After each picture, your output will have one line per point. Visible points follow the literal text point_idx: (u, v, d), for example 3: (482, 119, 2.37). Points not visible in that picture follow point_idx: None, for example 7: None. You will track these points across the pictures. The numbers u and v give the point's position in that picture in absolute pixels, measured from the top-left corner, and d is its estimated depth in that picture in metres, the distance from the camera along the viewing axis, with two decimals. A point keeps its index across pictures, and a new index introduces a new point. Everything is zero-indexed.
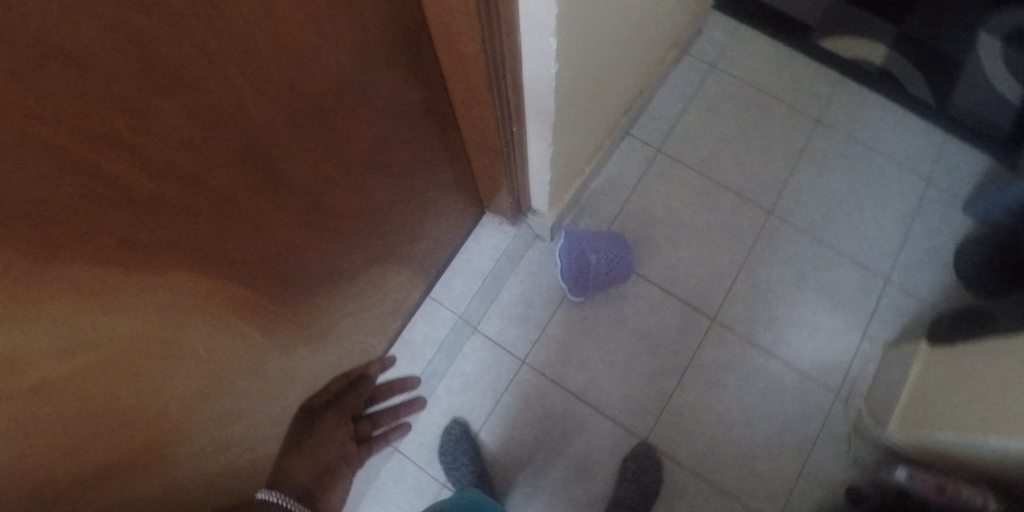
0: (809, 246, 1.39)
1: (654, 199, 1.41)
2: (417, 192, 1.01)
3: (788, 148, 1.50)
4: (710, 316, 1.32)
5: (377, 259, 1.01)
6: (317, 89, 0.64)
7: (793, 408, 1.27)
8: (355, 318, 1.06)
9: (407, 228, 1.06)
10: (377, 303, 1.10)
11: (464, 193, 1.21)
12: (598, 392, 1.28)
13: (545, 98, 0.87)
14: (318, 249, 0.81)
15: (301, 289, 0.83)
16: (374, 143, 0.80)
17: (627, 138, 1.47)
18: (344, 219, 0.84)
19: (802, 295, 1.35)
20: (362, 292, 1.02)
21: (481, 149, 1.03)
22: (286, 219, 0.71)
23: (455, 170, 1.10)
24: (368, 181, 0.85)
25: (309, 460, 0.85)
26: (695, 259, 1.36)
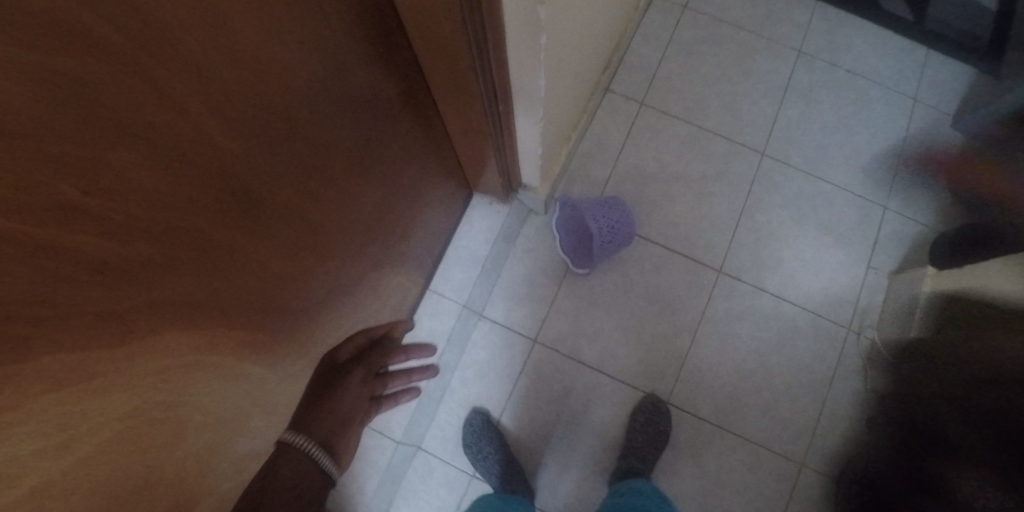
0: (806, 183, 1.37)
1: (645, 155, 1.35)
2: (405, 187, 0.95)
3: (774, 84, 1.44)
4: (716, 268, 1.30)
5: (374, 265, 0.95)
6: (290, 102, 0.56)
7: (808, 349, 1.27)
8: (359, 328, 1.01)
9: (399, 228, 1.00)
10: (379, 308, 1.05)
11: (451, 179, 1.14)
12: (614, 362, 1.26)
13: (532, 78, 0.80)
14: (315, 270, 0.75)
15: (302, 316, 0.78)
16: (357, 150, 0.74)
17: (609, 95, 1.40)
18: (336, 236, 0.78)
19: (805, 235, 1.33)
20: (364, 302, 0.97)
21: (465, 133, 0.96)
22: (278, 248, 0.65)
23: (439, 157, 1.03)
24: (355, 191, 0.78)
25: (331, 414, 0.81)
26: (694, 212, 1.32)
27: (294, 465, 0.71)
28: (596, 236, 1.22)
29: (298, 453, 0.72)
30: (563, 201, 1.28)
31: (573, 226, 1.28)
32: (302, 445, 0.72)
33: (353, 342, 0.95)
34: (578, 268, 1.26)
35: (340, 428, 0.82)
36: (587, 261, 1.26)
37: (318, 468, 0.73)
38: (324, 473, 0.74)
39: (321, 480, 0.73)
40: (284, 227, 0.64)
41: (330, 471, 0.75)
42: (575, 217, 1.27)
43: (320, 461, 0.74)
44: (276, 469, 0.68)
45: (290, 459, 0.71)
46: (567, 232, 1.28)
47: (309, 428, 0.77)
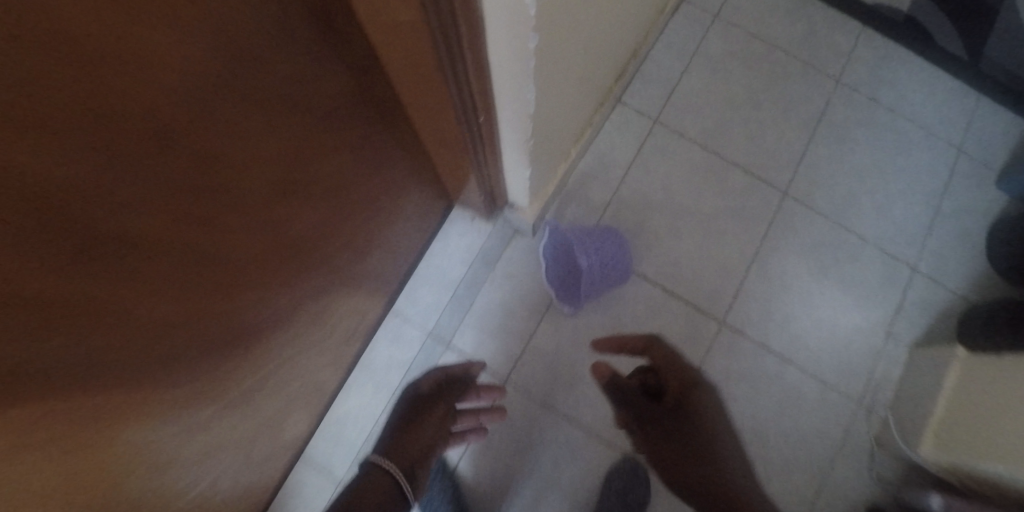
0: (829, 232, 1.22)
1: (654, 181, 1.19)
2: (362, 206, 0.80)
3: (806, 114, 1.28)
4: (719, 319, 1.14)
5: (317, 293, 0.81)
6: (178, 113, 0.42)
7: (812, 420, 1.14)
8: (293, 358, 0.85)
9: (349, 248, 0.83)
10: (322, 335, 0.89)
11: (426, 189, 0.98)
12: (592, 414, 1.10)
13: (519, 87, 0.65)
14: (224, 308, 0.62)
15: (195, 357, 0.62)
16: (278, 160, 0.58)
17: (619, 107, 1.23)
18: (248, 263, 0.62)
19: (822, 290, 1.19)
20: (295, 333, 0.81)
21: (439, 142, 0.80)
22: (169, 292, 0.51)
23: (407, 166, 0.87)
24: (277, 209, 0.62)
25: (411, 444, 0.89)
26: (702, 251, 1.16)
27: (381, 480, 0.84)
28: (586, 275, 1.07)
29: (382, 470, 0.85)
30: (552, 225, 1.10)
31: (560, 256, 1.12)
32: (384, 468, 0.84)
33: (431, 382, 0.99)
34: (561, 304, 1.11)
35: (422, 457, 0.89)
36: (573, 299, 1.11)
37: (394, 487, 0.83)
38: (399, 490, 0.84)
39: (395, 495, 0.83)
40: (160, 259, 0.47)
41: (409, 494, 0.85)
42: (563, 246, 1.12)
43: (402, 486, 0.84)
44: (364, 491, 0.81)
45: (374, 476, 0.84)
46: (554, 262, 1.12)
47: (395, 453, 0.88)
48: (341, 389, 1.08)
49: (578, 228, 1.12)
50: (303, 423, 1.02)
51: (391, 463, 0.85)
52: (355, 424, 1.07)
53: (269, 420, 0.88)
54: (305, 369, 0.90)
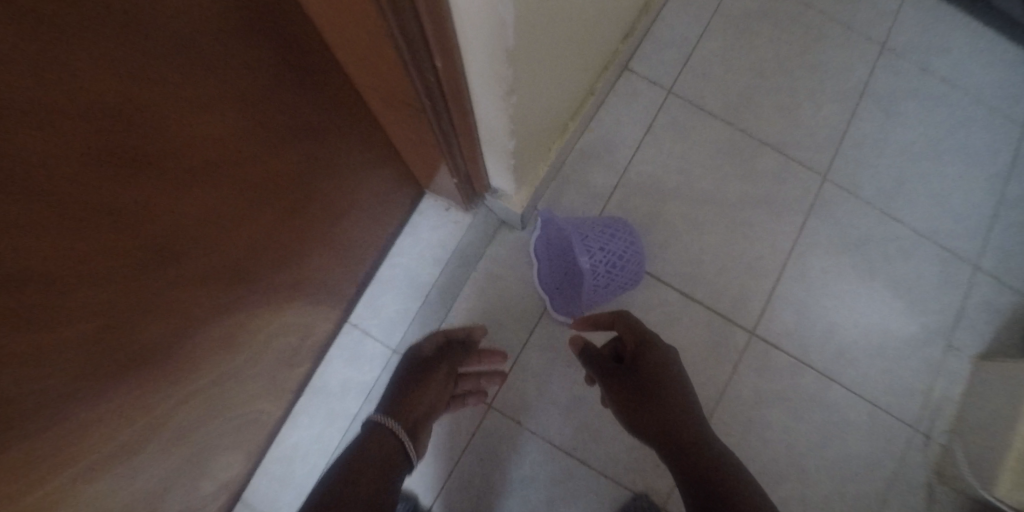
0: (876, 224, 1.02)
1: (667, 163, 0.98)
2: (298, 183, 0.60)
3: (847, 85, 1.08)
4: (747, 329, 0.95)
5: (244, 301, 0.62)
6: None
7: (861, 449, 0.94)
8: (207, 392, 0.64)
9: (277, 246, 0.62)
10: (247, 357, 0.69)
11: (386, 170, 0.77)
12: (595, 445, 0.91)
13: (499, 36, 0.43)
14: (90, 342, 0.43)
15: (25, 427, 0.41)
16: (117, 123, 0.36)
17: (626, 75, 1.02)
18: (97, 283, 0.40)
19: (869, 293, 0.99)
20: (203, 361, 0.60)
21: (390, 107, 0.59)
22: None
23: (350, 135, 0.65)
24: (139, 199, 0.40)
25: (415, 406, 0.75)
26: (726, 248, 0.96)
27: (384, 445, 0.70)
28: (588, 278, 0.86)
29: (387, 435, 0.71)
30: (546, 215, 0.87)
31: (558, 255, 0.92)
32: (389, 429, 0.70)
33: (432, 342, 0.84)
34: (557, 314, 0.91)
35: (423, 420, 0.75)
36: (575, 308, 0.91)
37: (400, 450, 0.70)
38: (403, 455, 0.71)
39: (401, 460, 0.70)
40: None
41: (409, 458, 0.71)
42: (561, 242, 0.91)
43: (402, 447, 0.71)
44: (365, 455, 0.67)
45: (376, 442, 0.70)
46: (550, 263, 0.92)
47: (399, 415, 0.74)
48: (288, 419, 0.88)
49: (578, 219, 0.90)
50: (238, 465, 0.82)
51: (395, 426, 0.72)
52: (304, 461, 0.88)
53: (183, 471, 0.68)
54: (226, 405, 0.70)
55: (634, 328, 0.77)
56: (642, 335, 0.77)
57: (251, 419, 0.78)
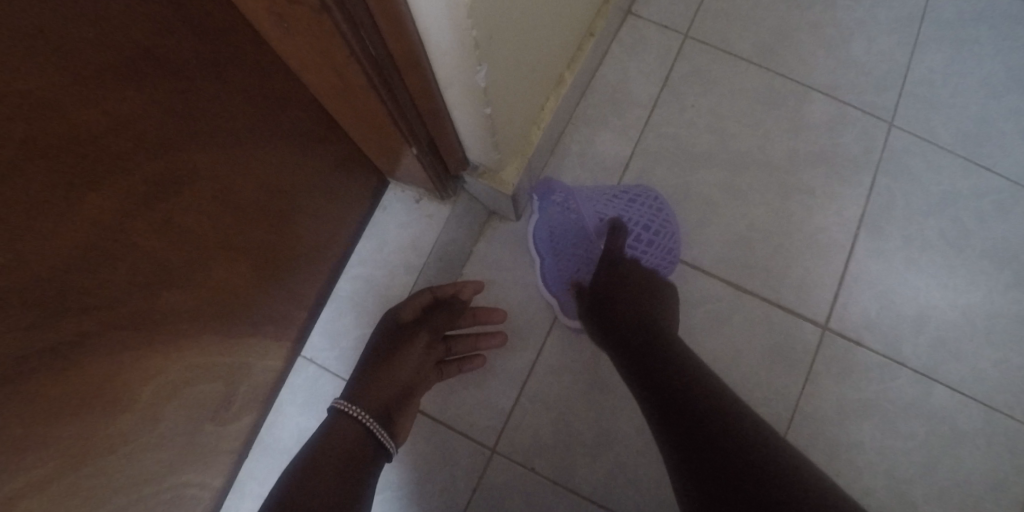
0: (963, 177, 0.81)
1: (693, 122, 0.78)
2: (171, 156, 0.39)
3: (903, 10, 0.87)
4: (816, 322, 0.73)
5: (133, 336, 0.42)
6: None
7: (983, 466, 0.72)
8: (59, 500, 0.40)
9: (126, 253, 0.38)
10: (123, 429, 0.45)
11: (303, 137, 0.55)
12: (636, 490, 0.70)
13: None
14: None
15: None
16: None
17: (630, 20, 0.82)
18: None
19: (966, 264, 0.77)
20: (43, 451, 0.37)
21: (278, 14, 0.36)
22: None
23: (215, 70, 0.42)
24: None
25: (390, 383, 0.60)
26: (779, 221, 0.76)
27: (347, 436, 0.55)
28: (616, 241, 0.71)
29: (352, 424, 0.56)
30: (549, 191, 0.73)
31: (566, 243, 0.73)
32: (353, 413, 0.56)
33: (408, 304, 0.65)
34: (569, 320, 0.72)
35: (401, 399, 0.60)
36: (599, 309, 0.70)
37: (372, 442, 0.56)
38: (379, 445, 0.57)
39: (375, 452, 0.56)
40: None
41: (386, 445, 0.58)
42: (568, 222, 0.74)
43: (376, 437, 0.56)
44: (328, 447, 0.53)
45: (338, 432, 0.55)
46: (557, 255, 0.73)
47: (367, 397, 0.58)
48: (234, 487, 0.68)
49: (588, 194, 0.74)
50: None
51: (363, 415, 0.56)
52: None
53: None
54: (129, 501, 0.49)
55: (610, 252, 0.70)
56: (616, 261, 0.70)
57: (174, 507, 0.56)
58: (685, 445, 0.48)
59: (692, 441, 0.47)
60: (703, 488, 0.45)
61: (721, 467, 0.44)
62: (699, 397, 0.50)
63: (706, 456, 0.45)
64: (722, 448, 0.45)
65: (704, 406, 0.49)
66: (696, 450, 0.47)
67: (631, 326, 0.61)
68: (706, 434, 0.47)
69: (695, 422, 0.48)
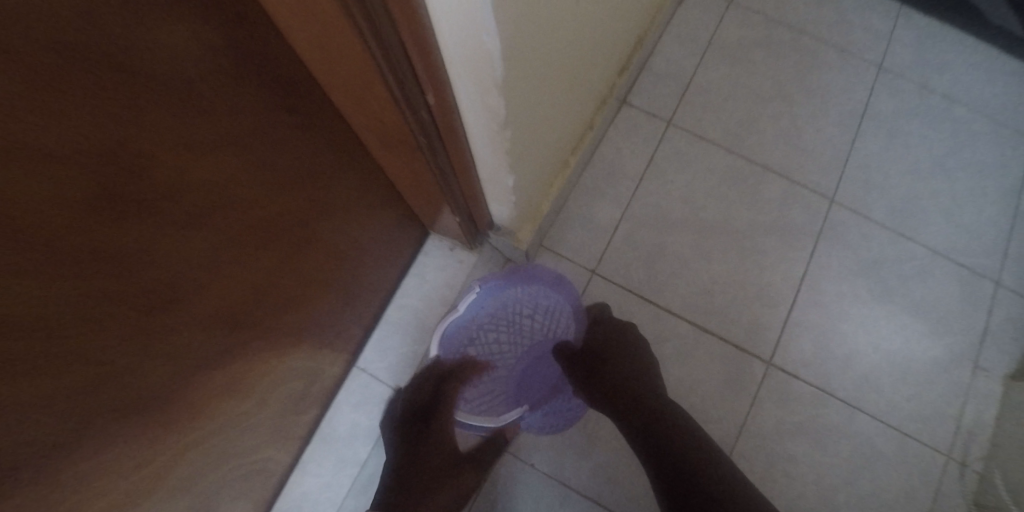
0: (891, 245, 1.00)
1: (672, 194, 0.98)
2: (312, 229, 0.63)
3: (848, 107, 1.08)
4: (764, 358, 0.92)
5: (273, 339, 0.64)
6: (66, 146, 0.35)
7: (891, 481, 0.90)
8: (211, 441, 0.61)
9: (290, 289, 0.63)
10: (250, 403, 0.66)
11: (381, 206, 0.76)
12: (613, 487, 0.87)
13: (485, 87, 0.45)
14: (173, 365, 0.49)
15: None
16: (24, 91, 0.32)
17: (625, 108, 1.03)
18: (50, 324, 0.36)
19: (891, 316, 0.96)
20: (215, 404, 0.59)
21: (385, 143, 0.58)
22: (101, 352, 0.41)
23: (349, 181, 0.67)
24: (75, 208, 0.36)
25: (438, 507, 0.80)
26: (736, 276, 0.95)
27: None
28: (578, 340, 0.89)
29: None
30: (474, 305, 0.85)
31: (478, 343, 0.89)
32: None
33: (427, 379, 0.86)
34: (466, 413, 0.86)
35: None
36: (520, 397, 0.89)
37: None
38: None
39: None
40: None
41: None
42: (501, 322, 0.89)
43: None
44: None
45: None
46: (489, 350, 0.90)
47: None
48: (297, 467, 0.86)
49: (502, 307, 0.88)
50: None
51: None
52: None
53: None
54: (237, 457, 0.68)
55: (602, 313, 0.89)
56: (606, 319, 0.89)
57: (257, 468, 0.75)
58: (668, 459, 0.69)
59: (672, 446, 0.70)
60: (680, 480, 0.67)
61: (698, 473, 0.66)
62: (676, 426, 0.72)
63: (698, 477, 0.66)
64: (708, 470, 0.67)
65: (681, 433, 0.71)
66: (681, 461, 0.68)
67: (619, 368, 0.81)
68: (687, 451, 0.69)
69: (675, 437, 0.71)
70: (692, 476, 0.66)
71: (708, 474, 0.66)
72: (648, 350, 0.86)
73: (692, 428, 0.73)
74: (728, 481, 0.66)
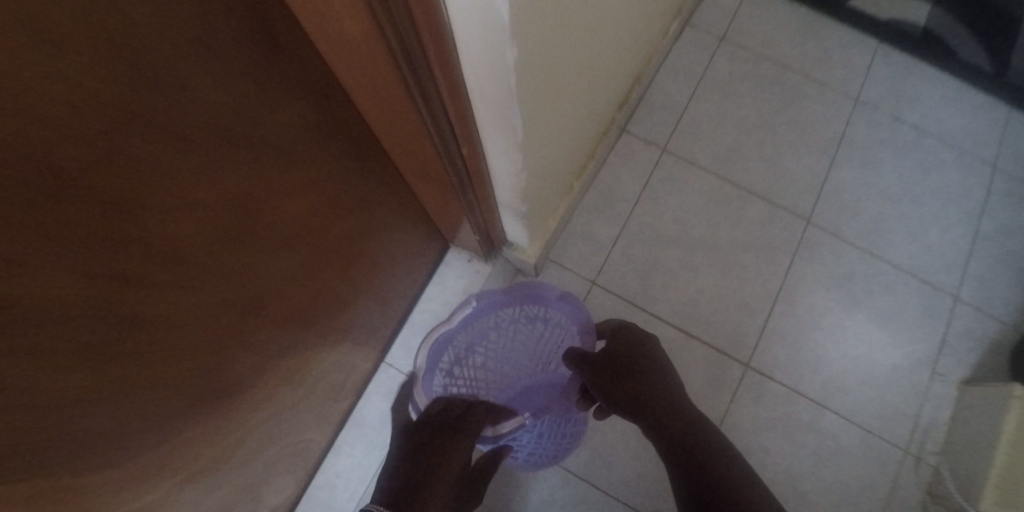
0: (860, 261, 1.12)
1: (664, 213, 1.11)
2: (369, 251, 0.77)
3: (825, 136, 1.20)
4: (742, 360, 1.04)
5: (329, 335, 0.78)
6: (246, 202, 0.49)
7: (853, 472, 1.01)
8: (275, 412, 0.75)
9: (350, 294, 0.78)
10: (306, 386, 0.80)
11: (417, 228, 0.90)
12: (607, 471, 1.00)
13: (506, 135, 0.59)
14: (261, 351, 0.64)
15: (120, 440, 0.48)
16: (209, 163, 0.43)
17: (625, 135, 1.16)
18: (183, 322, 0.48)
19: (859, 325, 1.08)
20: (285, 383, 0.74)
21: (427, 181, 0.72)
22: (222, 338, 0.55)
23: (406, 211, 0.81)
24: (239, 244, 0.50)
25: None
26: (720, 287, 1.07)
27: None
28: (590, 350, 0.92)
29: None
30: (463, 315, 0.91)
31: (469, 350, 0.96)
32: None
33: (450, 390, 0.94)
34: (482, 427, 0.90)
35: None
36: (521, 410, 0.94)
37: None
38: None
39: None
40: (33, 317, 0.33)
41: None
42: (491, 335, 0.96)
43: None
44: None
45: None
46: (483, 370, 0.98)
47: None
48: (331, 449, 0.99)
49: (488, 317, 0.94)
50: (289, 488, 0.92)
51: None
52: (345, 487, 0.97)
53: (245, 491, 0.77)
54: (288, 431, 0.81)
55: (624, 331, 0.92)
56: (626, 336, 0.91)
57: (302, 444, 0.88)
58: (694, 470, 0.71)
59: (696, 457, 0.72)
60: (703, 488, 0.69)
61: (722, 480, 0.68)
62: (700, 438, 0.75)
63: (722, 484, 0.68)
64: (733, 477, 0.69)
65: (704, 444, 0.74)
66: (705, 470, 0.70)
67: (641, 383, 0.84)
68: (710, 460, 0.71)
69: (699, 449, 0.73)
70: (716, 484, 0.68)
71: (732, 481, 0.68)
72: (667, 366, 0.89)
73: (714, 439, 0.75)
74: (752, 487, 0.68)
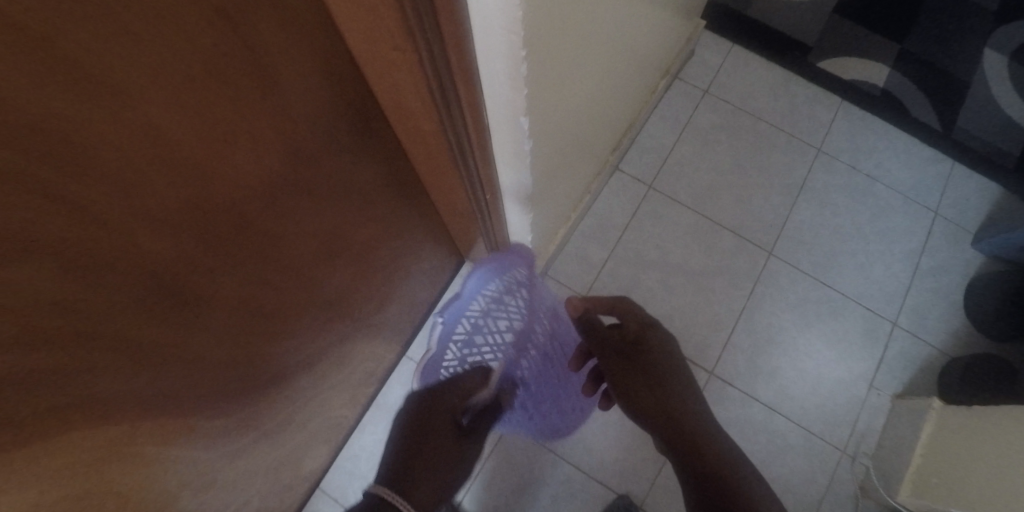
0: (811, 288, 1.31)
1: (647, 241, 1.30)
2: (405, 268, 0.97)
3: (789, 181, 1.40)
4: (708, 368, 1.24)
5: (370, 332, 0.99)
6: (336, 235, 0.70)
7: (796, 466, 1.20)
8: (326, 391, 0.95)
9: (388, 301, 0.99)
10: (349, 374, 1.01)
11: (442, 248, 1.10)
12: (588, 456, 1.19)
13: (521, 186, 0.79)
14: (326, 341, 0.85)
15: (217, 398, 0.66)
16: (304, 200, 0.60)
17: (617, 173, 1.36)
18: (283, 314, 0.69)
19: (809, 342, 1.27)
20: (336, 369, 0.94)
21: (456, 216, 0.92)
22: (304, 327, 0.76)
23: (436, 238, 1.02)
24: (327, 266, 0.72)
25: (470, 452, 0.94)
26: (691, 306, 1.27)
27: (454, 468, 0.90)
28: (604, 333, 0.92)
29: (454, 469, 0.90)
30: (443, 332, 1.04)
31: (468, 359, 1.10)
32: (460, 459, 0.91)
33: None
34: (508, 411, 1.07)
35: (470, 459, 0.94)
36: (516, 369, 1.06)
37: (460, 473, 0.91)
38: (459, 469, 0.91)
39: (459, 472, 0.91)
40: (198, 302, 0.53)
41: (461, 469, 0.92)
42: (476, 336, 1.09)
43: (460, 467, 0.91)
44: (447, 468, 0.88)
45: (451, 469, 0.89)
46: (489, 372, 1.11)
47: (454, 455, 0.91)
48: (358, 426, 1.18)
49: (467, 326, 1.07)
50: (323, 457, 1.11)
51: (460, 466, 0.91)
52: (369, 459, 1.16)
53: (295, 452, 0.96)
54: (329, 408, 1.00)
55: (643, 318, 0.92)
56: (646, 323, 0.92)
57: (338, 419, 1.07)
58: (700, 474, 0.77)
59: (705, 463, 0.77)
60: (708, 495, 0.75)
61: (726, 489, 0.74)
62: (712, 447, 0.79)
63: (725, 495, 0.73)
64: (735, 487, 0.74)
65: (716, 454, 0.78)
66: (711, 477, 0.76)
67: (659, 377, 0.87)
68: (719, 470, 0.76)
69: (709, 456, 0.78)
70: (719, 493, 0.74)
71: (734, 491, 0.74)
72: (680, 359, 0.91)
73: (725, 449, 0.80)
74: (753, 498, 0.73)
